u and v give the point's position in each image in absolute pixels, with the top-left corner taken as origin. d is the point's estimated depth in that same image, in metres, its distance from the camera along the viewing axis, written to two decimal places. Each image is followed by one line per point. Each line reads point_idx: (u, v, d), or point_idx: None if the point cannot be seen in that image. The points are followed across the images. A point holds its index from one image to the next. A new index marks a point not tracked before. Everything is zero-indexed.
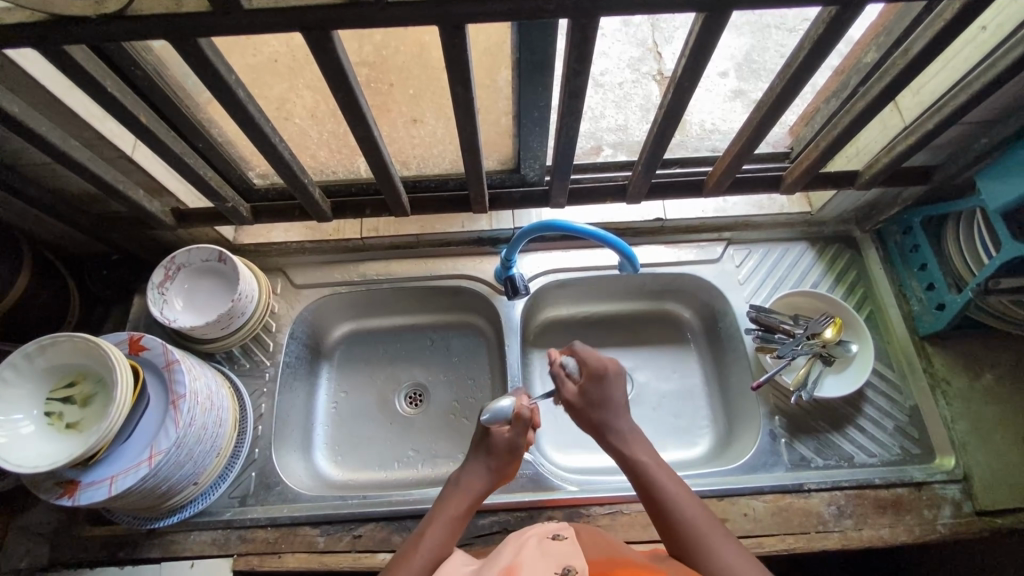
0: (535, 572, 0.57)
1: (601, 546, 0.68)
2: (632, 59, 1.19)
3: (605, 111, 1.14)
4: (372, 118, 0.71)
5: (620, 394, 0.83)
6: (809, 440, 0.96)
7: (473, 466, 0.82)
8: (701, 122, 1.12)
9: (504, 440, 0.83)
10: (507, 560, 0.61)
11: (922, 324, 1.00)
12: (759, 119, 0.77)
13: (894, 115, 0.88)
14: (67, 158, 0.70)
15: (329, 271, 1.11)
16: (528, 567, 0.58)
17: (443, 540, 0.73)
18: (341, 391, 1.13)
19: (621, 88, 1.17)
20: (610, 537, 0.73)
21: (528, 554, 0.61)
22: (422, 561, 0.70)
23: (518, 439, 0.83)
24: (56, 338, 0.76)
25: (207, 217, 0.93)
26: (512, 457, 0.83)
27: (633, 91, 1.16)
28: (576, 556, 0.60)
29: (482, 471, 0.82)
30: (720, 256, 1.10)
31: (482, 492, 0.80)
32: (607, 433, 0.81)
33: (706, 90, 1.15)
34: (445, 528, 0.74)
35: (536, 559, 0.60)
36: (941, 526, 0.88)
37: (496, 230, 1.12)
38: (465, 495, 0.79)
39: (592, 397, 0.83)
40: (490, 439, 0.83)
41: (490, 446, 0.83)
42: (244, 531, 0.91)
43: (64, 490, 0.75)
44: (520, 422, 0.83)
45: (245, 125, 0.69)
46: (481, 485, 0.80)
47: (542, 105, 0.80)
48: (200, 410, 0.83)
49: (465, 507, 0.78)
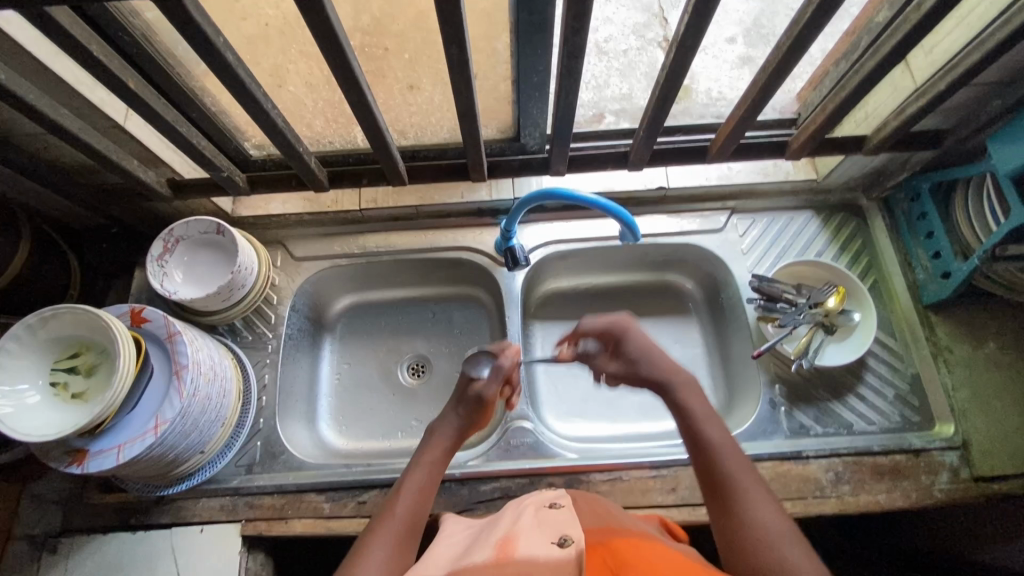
0: (532, 544, 0.58)
1: (599, 515, 0.69)
2: (636, 24, 1.13)
3: (609, 80, 1.11)
4: (366, 82, 0.70)
5: (641, 343, 0.80)
6: (809, 409, 0.96)
7: (448, 415, 0.80)
8: (707, 90, 1.09)
9: (475, 392, 0.81)
10: (503, 532, 0.62)
11: (926, 293, 0.99)
12: (766, 79, 0.75)
13: (905, 76, 0.84)
14: (57, 127, 0.69)
15: (328, 243, 1.11)
16: (523, 538, 0.59)
17: (420, 490, 0.72)
18: (344, 362, 1.14)
19: (626, 56, 1.12)
20: (611, 507, 0.74)
21: (524, 525, 0.62)
22: (403, 512, 0.69)
23: (490, 389, 0.81)
24: (57, 310, 0.76)
25: (203, 188, 0.91)
26: (479, 410, 0.81)
27: (638, 59, 1.11)
28: (574, 526, 0.60)
29: (453, 421, 0.80)
30: (723, 226, 1.09)
31: (453, 443, 0.78)
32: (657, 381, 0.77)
33: (713, 58, 1.11)
34: (422, 477, 0.73)
35: (532, 530, 0.61)
36: (939, 492, 0.89)
37: (496, 200, 1.10)
38: (440, 442, 0.78)
39: (625, 359, 0.80)
40: (463, 388, 0.82)
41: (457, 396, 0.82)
42: (251, 497, 0.93)
43: (73, 458, 0.77)
44: (497, 371, 0.83)
45: (234, 89, 0.67)
46: (448, 435, 0.78)
47: (541, 69, 0.77)
48: (203, 381, 0.84)
49: (435, 457, 0.76)
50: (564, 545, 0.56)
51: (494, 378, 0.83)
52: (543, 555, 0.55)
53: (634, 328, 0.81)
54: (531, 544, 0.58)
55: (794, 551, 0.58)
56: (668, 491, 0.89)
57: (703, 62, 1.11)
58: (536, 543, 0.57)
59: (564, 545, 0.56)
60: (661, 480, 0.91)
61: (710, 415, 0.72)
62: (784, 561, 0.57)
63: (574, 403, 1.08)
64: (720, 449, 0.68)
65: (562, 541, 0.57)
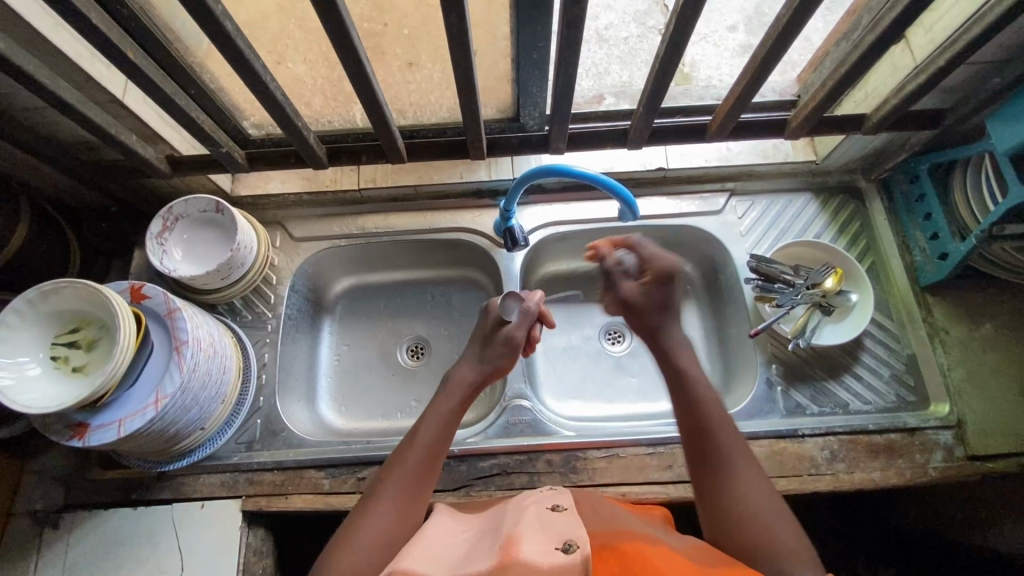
0: (533, 547, 0.55)
1: (603, 526, 0.66)
2: (637, 12, 1.14)
3: (609, 68, 1.10)
4: (365, 55, 0.69)
5: (677, 295, 0.85)
6: (805, 388, 0.97)
7: (467, 363, 0.86)
8: (708, 78, 1.07)
9: (499, 337, 0.87)
10: (504, 536, 0.59)
11: (924, 275, 0.99)
12: (766, 52, 0.75)
13: (905, 54, 0.84)
14: (55, 99, 0.69)
15: (327, 224, 1.11)
16: (526, 541, 0.56)
17: (435, 439, 0.75)
18: (343, 343, 1.15)
19: (627, 42, 1.13)
20: (615, 515, 0.71)
21: (525, 527, 0.59)
22: (414, 463, 0.72)
23: (518, 334, 0.87)
24: (57, 285, 0.76)
25: (202, 164, 0.91)
26: (506, 351, 0.86)
27: (639, 46, 1.12)
28: (579, 530, 0.58)
29: (475, 366, 0.85)
30: (722, 207, 1.09)
31: (472, 385, 0.83)
32: (659, 338, 0.83)
33: (713, 45, 1.11)
34: (439, 427, 0.76)
35: (534, 534, 0.58)
36: (933, 470, 0.90)
37: (495, 180, 1.10)
38: (458, 391, 0.81)
39: (655, 299, 0.85)
40: (484, 333, 0.89)
41: (484, 342, 0.88)
42: (251, 474, 0.94)
43: (73, 432, 0.77)
44: (524, 314, 0.89)
45: (233, 60, 0.67)
46: (471, 374, 0.84)
47: (540, 46, 0.77)
48: (203, 356, 0.85)
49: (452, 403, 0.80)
50: (568, 550, 0.54)
51: (522, 321, 0.88)
52: (547, 560, 0.53)
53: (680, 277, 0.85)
54: (533, 547, 0.55)
55: (784, 531, 0.63)
56: (665, 468, 0.90)
57: (702, 50, 1.11)
58: (540, 548, 0.55)
59: (569, 550, 0.54)
60: (658, 457, 0.91)
61: (704, 385, 0.76)
62: (775, 539, 0.63)
63: (572, 383, 1.09)
64: (713, 419, 0.73)
65: (567, 546, 0.54)
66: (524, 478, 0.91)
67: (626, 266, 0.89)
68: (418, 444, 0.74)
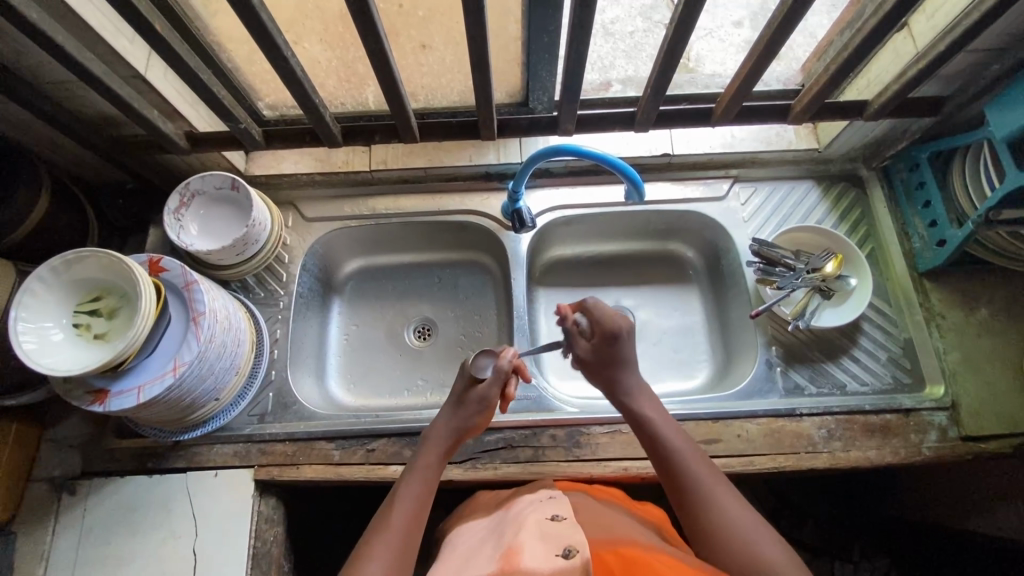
0: (535, 555, 0.59)
1: (602, 525, 0.71)
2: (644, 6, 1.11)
3: (614, 62, 1.09)
4: (383, 30, 0.72)
5: (631, 351, 0.85)
6: (803, 369, 0.99)
7: (441, 420, 0.85)
8: (712, 74, 1.07)
9: (472, 398, 0.85)
10: (509, 540, 0.63)
11: (922, 260, 1.02)
12: (770, 36, 0.77)
13: (907, 42, 0.87)
14: (84, 71, 0.72)
15: (338, 204, 1.13)
16: (529, 547, 0.60)
17: (419, 499, 0.76)
18: (351, 323, 1.17)
19: (633, 37, 1.10)
20: (615, 514, 0.76)
21: (529, 532, 0.63)
22: (401, 520, 0.73)
23: (489, 396, 0.85)
24: (82, 254, 0.79)
25: (220, 141, 0.94)
26: (478, 412, 0.85)
27: (644, 41, 1.09)
28: (577, 533, 0.61)
29: (450, 421, 0.85)
30: (725, 193, 1.11)
31: (447, 444, 0.83)
32: (618, 389, 0.83)
33: (719, 42, 1.08)
34: (419, 486, 0.78)
35: (536, 538, 0.62)
36: (927, 449, 0.92)
37: (504, 164, 1.12)
38: (434, 451, 0.82)
39: (604, 355, 0.84)
40: (456, 389, 0.87)
41: (461, 400, 0.86)
42: (263, 444, 0.96)
43: (94, 397, 0.80)
44: (495, 373, 0.86)
45: (257, 34, 0.70)
46: (444, 430, 0.84)
47: (551, 29, 0.79)
48: (219, 328, 0.87)
49: (430, 464, 0.81)
50: (568, 555, 0.58)
51: (495, 380, 0.86)
52: (548, 566, 0.57)
53: (632, 332, 0.85)
54: (535, 556, 0.59)
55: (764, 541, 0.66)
56: None
57: (708, 46, 1.09)
58: (542, 553, 0.59)
59: (569, 556, 0.58)
60: None
61: (664, 424, 0.79)
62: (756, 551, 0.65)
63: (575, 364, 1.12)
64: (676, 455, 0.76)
65: (567, 552, 0.58)
66: (528, 451, 0.94)
67: (583, 327, 0.89)
68: (402, 503, 0.75)
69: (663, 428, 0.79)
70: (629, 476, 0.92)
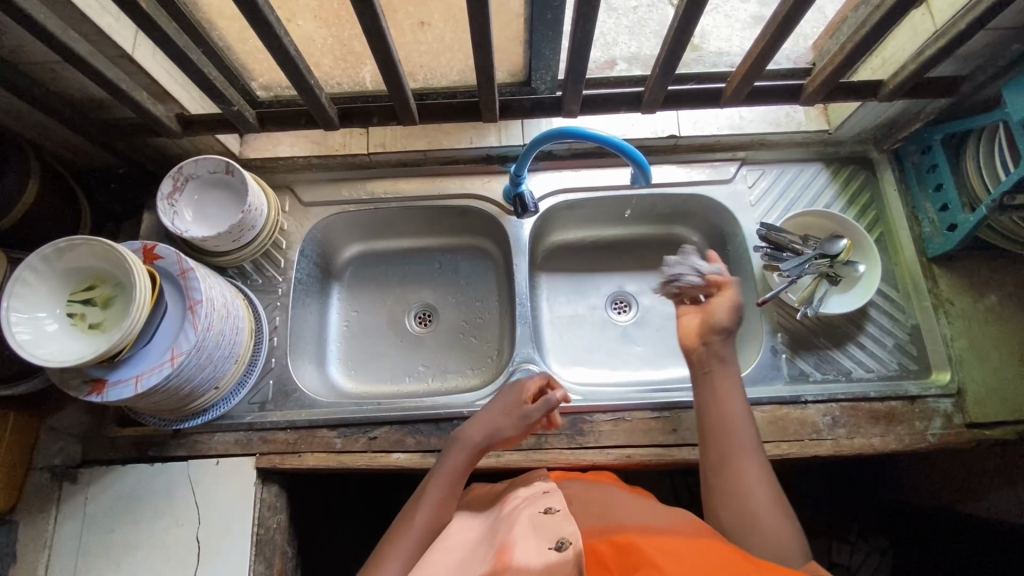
0: (528, 550, 0.58)
1: (594, 513, 0.71)
2: None
3: (617, 38, 1.01)
4: (380, 6, 0.68)
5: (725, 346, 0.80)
6: (809, 356, 0.99)
7: (478, 426, 0.83)
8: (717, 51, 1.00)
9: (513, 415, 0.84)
10: (502, 537, 0.63)
11: (932, 246, 1.00)
12: (786, 12, 0.74)
13: (925, 19, 0.83)
14: (68, 51, 0.69)
15: (335, 188, 1.10)
16: (521, 542, 0.60)
17: (440, 506, 0.78)
18: (351, 309, 1.16)
19: (636, 12, 1.00)
20: (611, 498, 0.76)
21: (521, 528, 0.63)
22: (422, 521, 0.76)
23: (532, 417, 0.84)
24: (73, 242, 0.77)
25: (214, 124, 0.91)
26: (515, 427, 0.84)
27: (648, 16, 1.00)
28: (568, 526, 0.61)
29: (482, 432, 0.83)
30: (732, 176, 1.08)
31: (474, 454, 0.82)
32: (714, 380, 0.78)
33: (724, 17, 1.00)
34: (442, 491, 0.79)
35: (528, 532, 0.62)
36: (932, 436, 0.92)
37: (505, 146, 1.10)
38: (461, 456, 0.82)
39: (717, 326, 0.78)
40: (502, 400, 0.86)
41: (499, 410, 0.85)
42: (264, 432, 0.96)
43: (92, 387, 0.79)
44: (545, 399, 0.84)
45: (247, 11, 0.66)
46: (478, 437, 0.83)
47: (556, 5, 0.76)
48: (217, 317, 0.86)
49: (456, 468, 0.81)
50: (561, 548, 0.57)
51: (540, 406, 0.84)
52: (541, 560, 0.56)
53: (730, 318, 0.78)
54: (527, 551, 0.58)
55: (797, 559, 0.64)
56: (669, 432, 0.93)
57: (714, 22, 1.00)
58: (534, 548, 0.58)
59: (561, 548, 0.57)
60: (662, 420, 0.94)
61: (740, 423, 0.75)
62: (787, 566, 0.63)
63: (578, 351, 1.11)
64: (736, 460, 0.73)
65: (559, 544, 0.58)
66: (530, 438, 0.93)
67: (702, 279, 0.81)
68: (427, 502, 0.78)
69: (738, 427, 0.75)
70: (632, 463, 0.92)
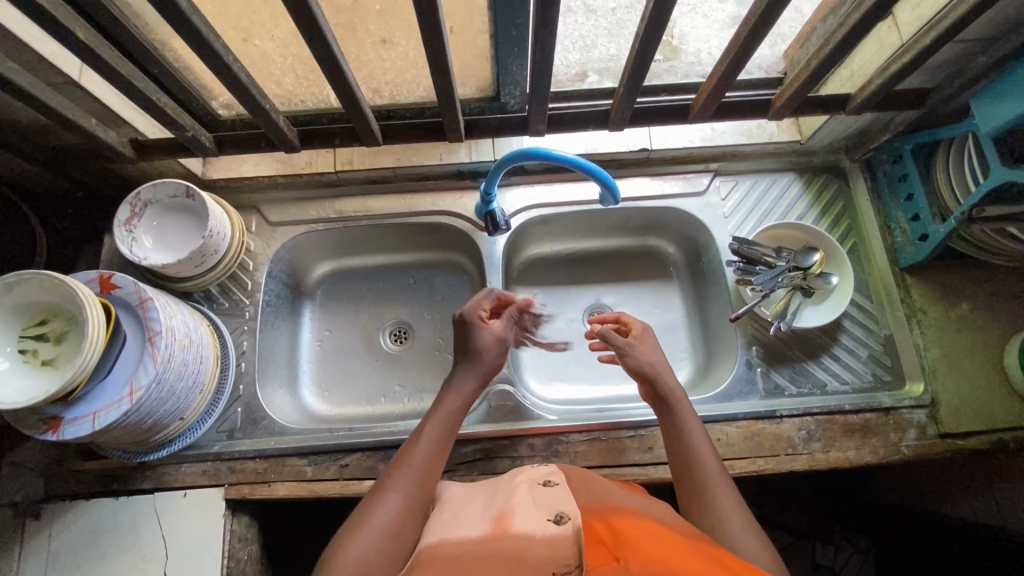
0: (527, 519, 0.55)
1: (593, 494, 0.66)
2: None
3: (595, 41, 0.96)
4: (332, 33, 0.66)
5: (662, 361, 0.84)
6: (784, 369, 0.98)
7: (464, 370, 0.81)
8: (696, 52, 0.97)
9: (485, 336, 0.84)
10: (499, 507, 0.60)
11: (903, 256, 1.00)
12: (746, 34, 0.74)
13: (891, 32, 0.83)
14: (8, 82, 0.66)
15: (304, 207, 1.08)
16: (520, 513, 0.57)
17: (442, 439, 0.75)
18: (324, 329, 1.14)
19: (614, 14, 0.95)
20: (607, 485, 0.71)
21: (519, 500, 0.60)
22: (422, 458, 0.71)
23: (501, 334, 0.85)
24: (21, 277, 0.74)
25: (170, 148, 0.88)
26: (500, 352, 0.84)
27: (628, 18, 0.94)
28: (569, 503, 0.58)
29: (471, 376, 0.81)
30: (705, 188, 1.08)
31: (469, 396, 0.80)
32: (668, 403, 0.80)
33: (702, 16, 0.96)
34: (443, 427, 0.76)
35: (527, 505, 0.59)
36: (905, 448, 0.92)
37: (475, 162, 1.08)
38: (458, 396, 0.79)
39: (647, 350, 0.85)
40: (472, 337, 0.84)
41: (477, 349, 0.83)
42: (233, 462, 0.93)
43: (47, 426, 0.76)
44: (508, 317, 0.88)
45: (192, 40, 0.64)
46: (469, 385, 0.80)
47: (519, 22, 0.74)
48: (179, 347, 0.83)
49: (452, 409, 0.78)
50: (560, 522, 0.54)
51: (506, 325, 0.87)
52: (539, 530, 0.53)
53: (649, 344, 0.86)
54: (524, 521, 0.55)
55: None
56: (645, 450, 0.92)
57: (692, 22, 0.97)
58: (532, 518, 0.55)
59: (560, 522, 0.54)
60: (638, 440, 0.93)
61: (709, 452, 0.74)
62: None
63: (555, 367, 1.09)
64: (712, 487, 0.71)
65: (558, 518, 0.54)
66: (505, 461, 0.92)
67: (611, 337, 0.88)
68: (430, 441, 0.73)
69: (706, 456, 0.74)
70: None
